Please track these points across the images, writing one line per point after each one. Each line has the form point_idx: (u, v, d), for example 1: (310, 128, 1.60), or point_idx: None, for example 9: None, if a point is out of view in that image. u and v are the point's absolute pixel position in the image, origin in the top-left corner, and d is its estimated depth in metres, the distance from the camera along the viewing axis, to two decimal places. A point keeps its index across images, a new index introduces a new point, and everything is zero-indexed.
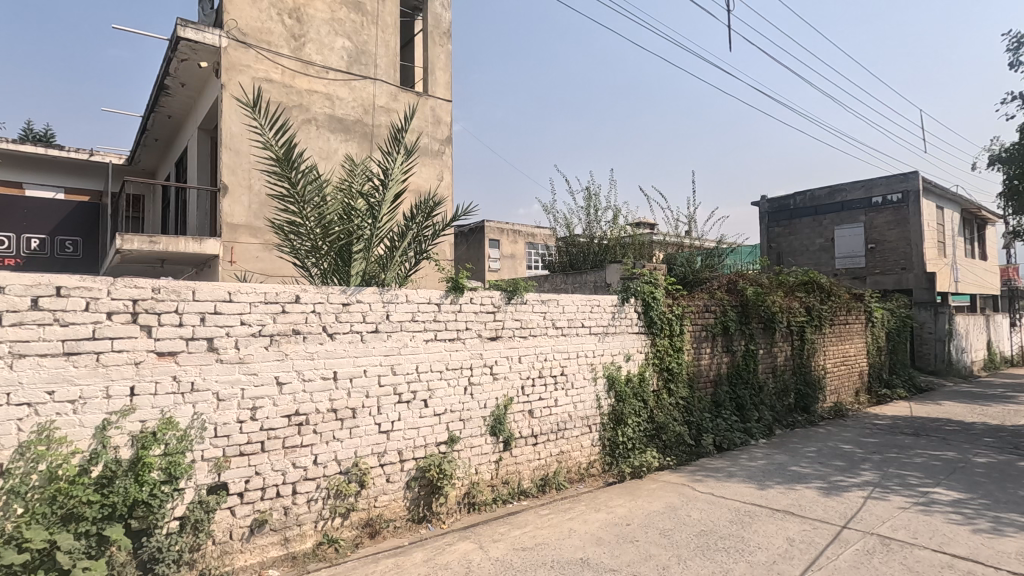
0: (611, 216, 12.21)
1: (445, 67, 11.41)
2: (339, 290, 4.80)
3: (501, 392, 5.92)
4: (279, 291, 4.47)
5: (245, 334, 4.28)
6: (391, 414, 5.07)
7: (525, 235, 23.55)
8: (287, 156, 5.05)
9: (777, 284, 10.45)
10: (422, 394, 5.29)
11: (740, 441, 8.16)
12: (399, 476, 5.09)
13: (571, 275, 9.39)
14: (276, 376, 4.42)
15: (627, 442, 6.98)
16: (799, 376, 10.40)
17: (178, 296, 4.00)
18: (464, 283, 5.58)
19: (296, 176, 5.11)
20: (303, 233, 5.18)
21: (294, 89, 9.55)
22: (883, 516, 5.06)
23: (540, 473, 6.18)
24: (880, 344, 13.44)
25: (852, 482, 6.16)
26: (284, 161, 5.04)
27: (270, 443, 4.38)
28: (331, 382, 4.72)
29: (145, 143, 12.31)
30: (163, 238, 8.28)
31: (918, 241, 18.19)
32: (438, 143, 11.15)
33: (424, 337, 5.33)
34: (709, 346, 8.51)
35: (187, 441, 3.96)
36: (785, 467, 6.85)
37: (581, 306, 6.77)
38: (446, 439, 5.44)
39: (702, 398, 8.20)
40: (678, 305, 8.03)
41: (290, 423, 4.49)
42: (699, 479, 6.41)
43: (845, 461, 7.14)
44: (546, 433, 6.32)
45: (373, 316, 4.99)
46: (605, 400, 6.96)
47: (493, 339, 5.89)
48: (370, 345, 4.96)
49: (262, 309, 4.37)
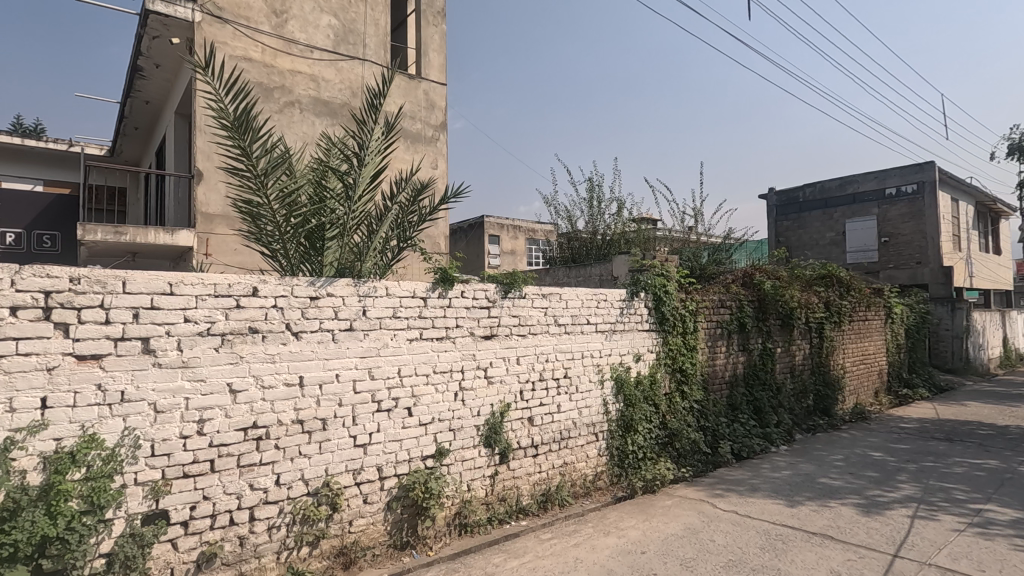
0: (615, 208, 11.49)
1: (439, 48, 10.69)
2: (307, 282, 4.12)
3: (496, 398, 5.24)
4: (233, 283, 3.80)
5: (189, 333, 3.59)
6: (368, 425, 4.39)
7: (525, 230, 22.78)
8: (250, 127, 4.34)
9: (795, 277, 9.71)
10: (405, 400, 4.60)
11: (760, 448, 7.46)
12: (379, 497, 4.42)
13: (573, 268, 8.65)
14: (229, 382, 3.74)
15: (638, 451, 6.31)
16: (818, 377, 9.70)
17: (105, 288, 3.32)
18: (455, 274, 4.89)
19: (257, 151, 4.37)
20: (267, 216, 4.46)
21: (275, 69, 8.85)
22: (939, 542, 4.38)
23: (541, 488, 5.51)
24: (899, 342, 12.75)
25: (893, 498, 5.46)
26: (242, 132, 4.30)
27: (221, 462, 3.70)
28: (296, 389, 4.03)
29: (124, 131, 11.63)
30: (130, 228, 7.63)
31: (934, 233, 17.51)
32: (432, 129, 10.44)
33: (408, 336, 4.64)
34: (724, 344, 7.84)
35: (115, 461, 3.29)
36: (813, 479, 6.17)
37: (585, 300, 6.09)
38: (434, 452, 4.76)
39: (718, 401, 7.51)
40: (692, 300, 7.32)
41: (246, 437, 3.81)
42: (719, 494, 5.71)
43: (878, 471, 6.44)
44: (548, 442, 5.65)
45: (348, 313, 4.31)
46: (612, 405, 6.27)
47: (487, 338, 5.21)
48: (343, 346, 4.27)
49: (211, 303, 3.70)
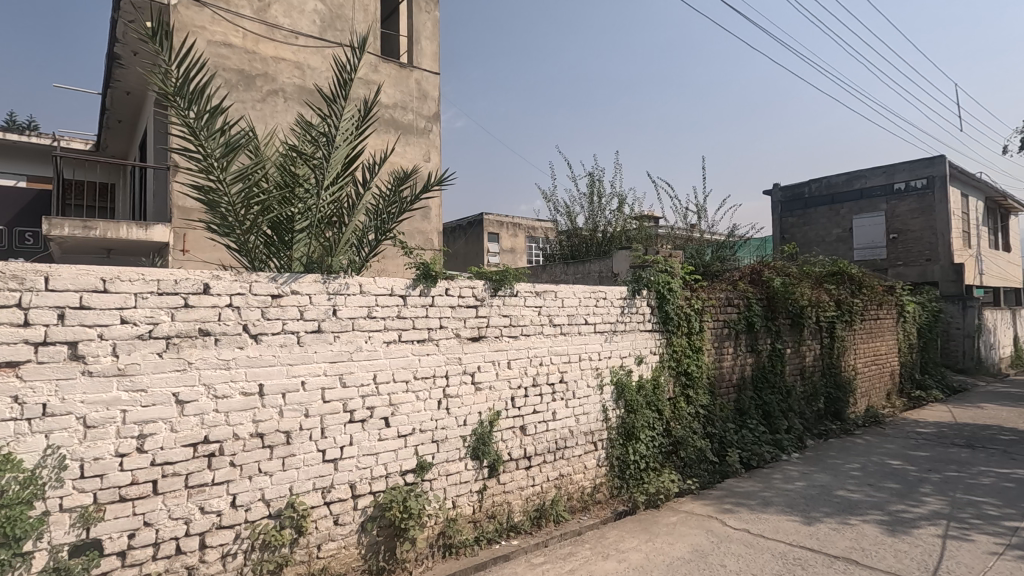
0: (616, 204, 11.02)
1: (432, 36, 10.23)
2: (267, 278, 3.67)
3: (485, 406, 4.79)
4: (181, 279, 3.34)
5: (126, 336, 3.14)
6: (339, 438, 3.93)
7: (525, 228, 22.30)
8: (199, 103, 3.84)
9: (806, 274, 9.20)
10: (382, 410, 4.16)
11: (771, 456, 7.00)
12: (352, 517, 3.97)
13: (570, 265, 8.18)
14: (174, 393, 3.28)
15: (639, 462, 5.85)
16: (828, 379, 9.22)
17: (23, 284, 2.87)
18: (438, 269, 4.45)
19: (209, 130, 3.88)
20: (222, 204, 3.98)
21: (257, 56, 8.37)
22: (978, 569, 3.92)
23: (534, 503, 5.05)
24: (911, 342, 12.27)
25: (919, 515, 4.99)
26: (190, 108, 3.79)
27: (166, 483, 3.25)
28: (254, 399, 3.58)
29: (107, 125, 11.16)
30: (100, 223, 7.20)
31: (945, 229, 17.00)
32: (424, 120, 9.98)
33: (385, 338, 4.19)
34: (732, 345, 7.37)
35: (35, 486, 2.84)
36: (830, 491, 5.70)
37: (582, 299, 5.63)
38: (415, 467, 4.31)
39: (725, 406, 7.05)
40: (698, 298, 6.85)
41: (196, 454, 3.36)
42: (728, 509, 5.25)
43: (899, 483, 5.97)
44: (542, 453, 5.20)
45: (315, 313, 3.85)
46: (612, 411, 5.81)
47: (474, 340, 4.75)
48: (310, 350, 3.81)
49: (154, 301, 3.24)
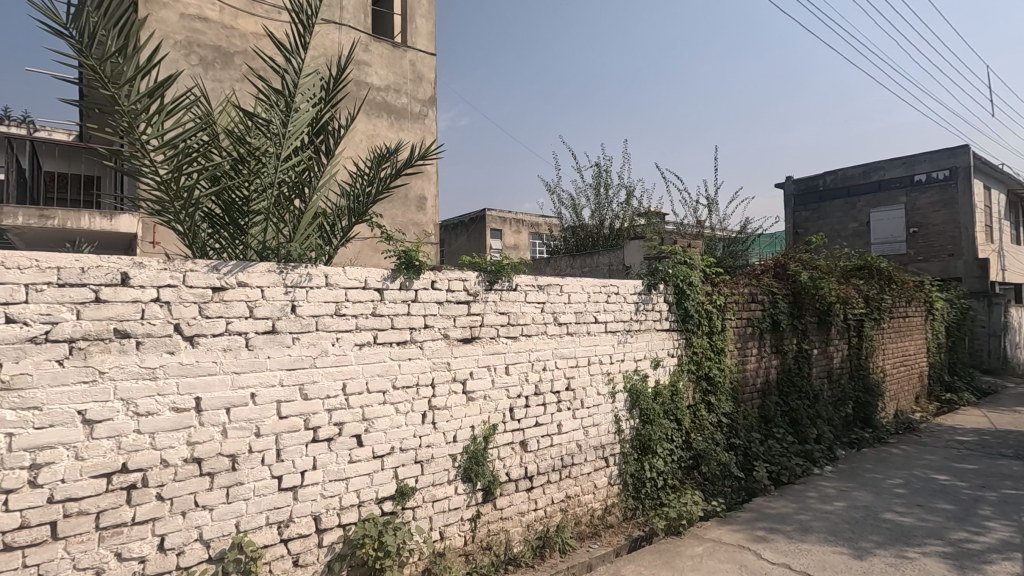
0: (624, 195, 10.30)
1: (428, 15, 9.52)
2: (207, 267, 2.98)
3: (478, 419, 4.09)
4: (91, 266, 2.65)
5: (13, 340, 2.46)
6: (299, 462, 3.25)
7: (529, 225, 21.58)
8: (116, 46, 2.99)
9: (833, 267, 8.44)
10: (353, 426, 3.46)
11: (801, 470, 6.27)
12: (315, 557, 3.28)
13: (577, 258, 7.47)
14: (81, 410, 2.60)
15: (657, 479, 5.15)
16: (857, 382, 8.49)
17: None
18: (420, 257, 3.75)
19: (127, 83, 3.03)
20: (151, 176, 3.23)
21: (236, 31, 7.67)
22: None
23: (536, 530, 4.36)
24: (940, 341, 11.51)
25: (987, 546, 4.26)
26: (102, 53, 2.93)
27: (69, 525, 2.57)
28: (188, 417, 2.89)
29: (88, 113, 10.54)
30: (62, 211, 6.58)
31: (969, 222, 16.18)
32: (419, 104, 9.29)
33: (356, 340, 3.50)
34: (756, 346, 6.65)
35: None
36: (876, 514, 4.99)
37: (591, 294, 4.91)
38: (393, 493, 3.62)
39: (749, 413, 6.34)
40: (719, 294, 6.11)
41: (110, 487, 2.67)
42: (762, 536, 4.54)
43: (952, 503, 5.24)
44: (546, 472, 4.50)
45: (268, 309, 3.16)
46: (626, 421, 5.11)
47: (466, 342, 4.05)
48: (261, 355, 3.13)
49: (52, 295, 2.55)
